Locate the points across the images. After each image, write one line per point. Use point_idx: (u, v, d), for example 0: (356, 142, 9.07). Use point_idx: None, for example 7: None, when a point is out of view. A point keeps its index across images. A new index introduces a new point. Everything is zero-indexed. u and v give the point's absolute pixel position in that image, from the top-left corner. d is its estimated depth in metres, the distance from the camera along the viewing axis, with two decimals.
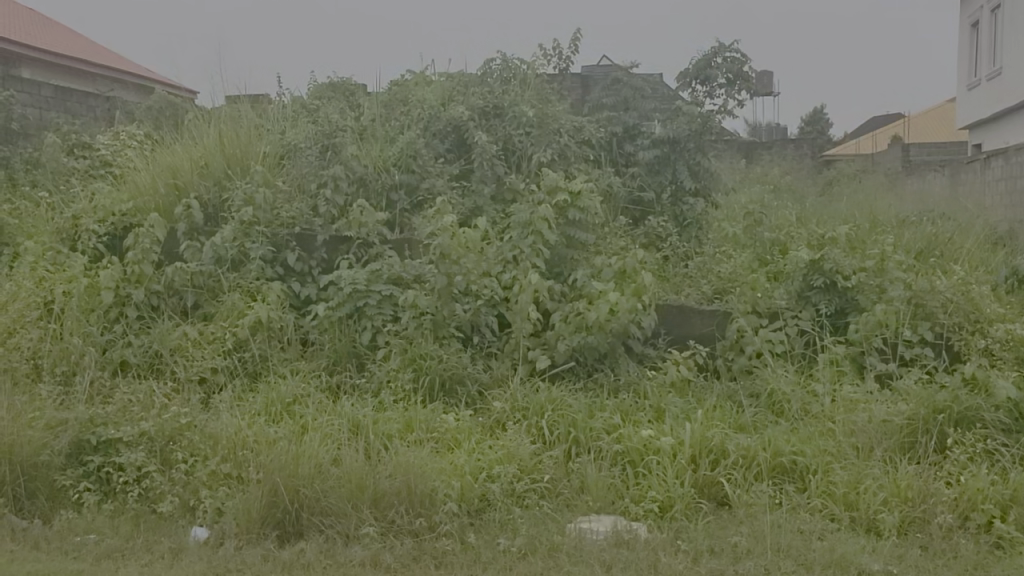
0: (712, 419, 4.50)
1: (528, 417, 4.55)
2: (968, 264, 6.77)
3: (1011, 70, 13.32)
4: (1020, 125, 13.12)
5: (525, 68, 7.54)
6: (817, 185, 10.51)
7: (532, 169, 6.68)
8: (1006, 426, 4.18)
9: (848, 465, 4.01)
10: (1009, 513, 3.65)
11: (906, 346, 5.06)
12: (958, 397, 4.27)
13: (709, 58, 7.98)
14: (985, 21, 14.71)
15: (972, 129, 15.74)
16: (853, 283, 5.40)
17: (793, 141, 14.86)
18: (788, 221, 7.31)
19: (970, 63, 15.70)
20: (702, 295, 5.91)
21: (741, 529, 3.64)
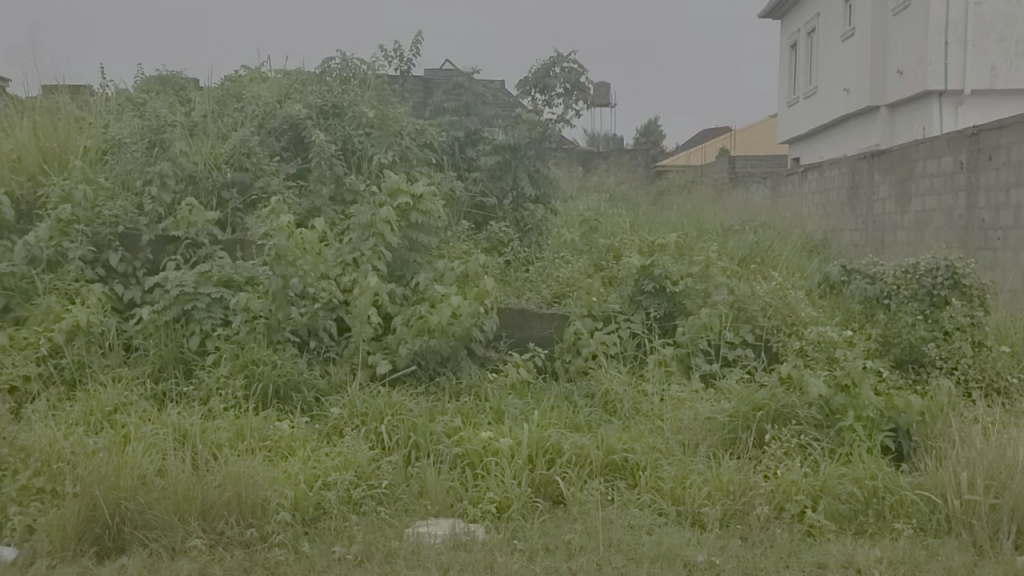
0: (549, 419, 4.59)
1: (366, 423, 4.49)
2: (786, 271, 7.23)
3: (825, 89, 14.29)
4: (837, 142, 14.11)
5: (365, 68, 7.47)
6: (649, 194, 10.94)
7: (372, 170, 6.58)
8: (818, 422, 4.45)
9: (675, 461, 4.18)
10: (819, 503, 3.89)
11: (728, 347, 5.34)
12: (775, 395, 4.52)
13: (547, 67, 8.15)
14: (802, 43, 15.72)
15: (792, 144, 16.76)
16: (679, 288, 5.64)
17: (629, 151, 15.41)
18: (622, 228, 7.58)
19: (788, 82, 16.74)
20: (542, 299, 6.02)
21: (575, 526, 3.73)
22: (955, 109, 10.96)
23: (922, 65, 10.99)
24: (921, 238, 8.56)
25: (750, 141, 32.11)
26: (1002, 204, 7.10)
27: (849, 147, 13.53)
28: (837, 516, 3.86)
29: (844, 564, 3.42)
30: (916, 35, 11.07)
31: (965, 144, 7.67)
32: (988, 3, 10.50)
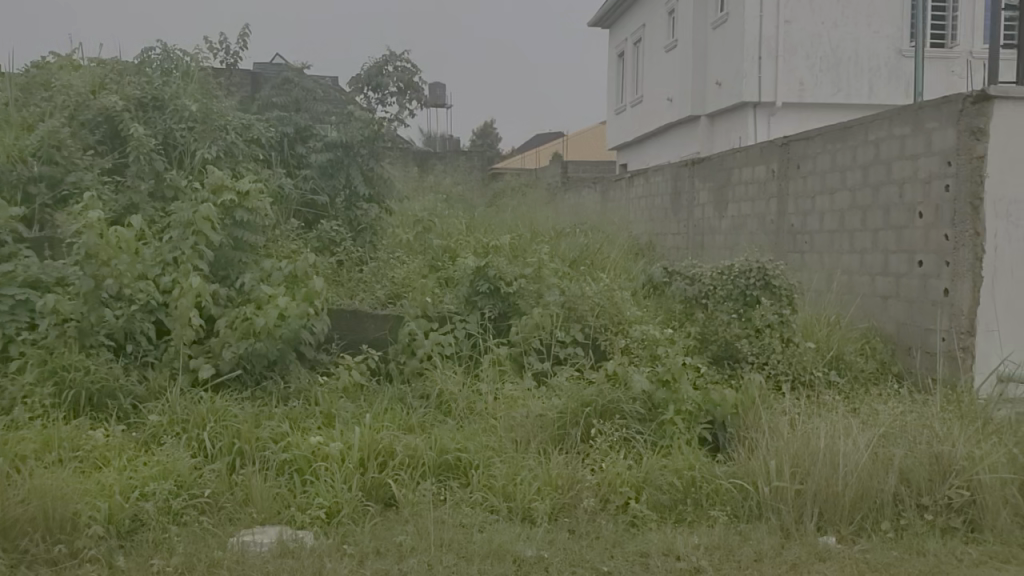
0: (382, 421, 4.54)
1: (188, 430, 4.32)
2: (615, 272, 7.48)
3: (650, 98, 14.88)
4: (661, 149, 14.73)
5: (188, 59, 7.15)
6: (484, 195, 11.06)
7: (195, 166, 6.31)
8: (641, 416, 4.62)
9: (507, 458, 4.25)
10: (642, 494, 4.05)
11: (560, 346, 5.47)
12: (602, 391, 4.67)
13: (380, 66, 8.09)
14: (629, 52, 16.30)
15: (620, 151, 17.35)
16: (513, 288, 5.74)
17: (464, 152, 15.54)
18: (457, 229, 7.63)
19: (616, 90, 17.32)
20: (377, 299, 5.96)
21: (406, 527, 3.72)
22: (768, 119, 11.67)
23: (738, 77, 11.62)
24: (737, 241, 9.06)
25: (582, 147, 33.11)
26: (808, 210, 7.63)
27: (673, 154, 14.16)
28: (659, 506, 4.03)
29: (665, 551, 3.57)
30: (733, 49, 11.70)
31: (776, 153, 8.19)
32: (795, 22, 11.33)
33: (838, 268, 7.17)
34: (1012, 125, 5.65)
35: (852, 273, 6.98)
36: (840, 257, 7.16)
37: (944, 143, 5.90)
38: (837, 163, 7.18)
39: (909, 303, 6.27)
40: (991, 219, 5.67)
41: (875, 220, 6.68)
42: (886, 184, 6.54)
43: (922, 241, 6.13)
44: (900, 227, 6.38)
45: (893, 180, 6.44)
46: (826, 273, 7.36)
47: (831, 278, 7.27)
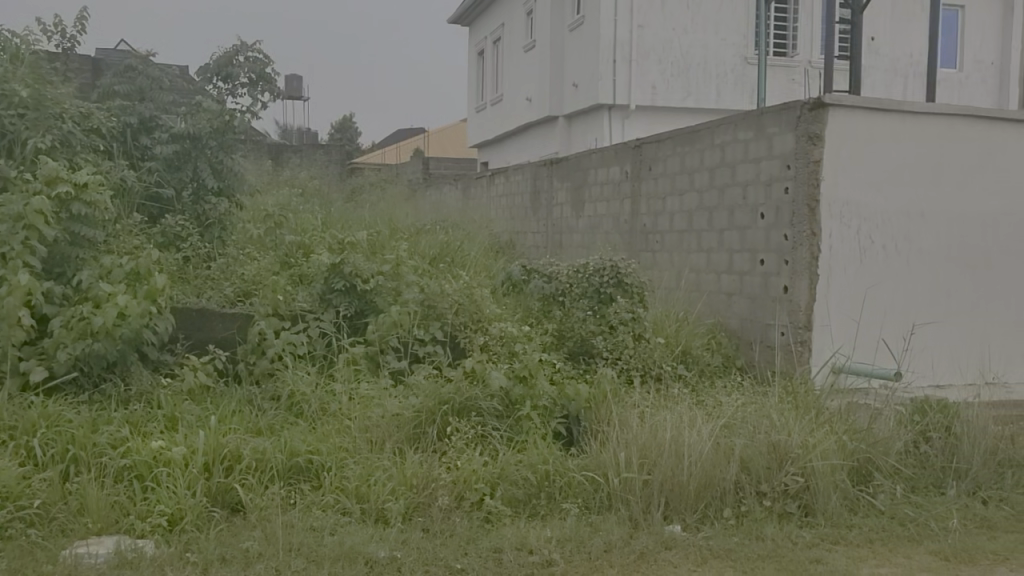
0: (230, 424, 4.38)
1: (16, 437, 4.04)
2: (472, 269, 7.50)
3: (510, 97, 15.01)
4: (521, 148, 14.89)
5: (18, 42, 6.72)
6: (342, 190, 10.88)
7: (27, 157, 5.91)
8: (498, 413, 4.63)
9: (361, 459, 4.18)
10: (497, 490, 4.06)
11: (419, 344, 5.41)
12: (459, 389, 4.66)
13: (230, 55, 7.82)
14: (489, 51, 16.38)
15: (480, 148, 17.42)
16: (370, 286, 5.66)
17: (321, 146, 15.25)
18: (311, 225, 7.47)
19: (476, 88, 17.38)
20: (226, 297, 5.75)
21: (254, 533, 3.60)
22: (622, 122, 11.94)
23: (593, 79, 11.85)
24: (593, 240, 9.25)
25: (442, 146, 33.07)
26: (659, 210, 7.88)
27: (532, 153, 14.34)
28: (513, 501, 4.05)
29: (519, 546, 3.60)
30: (588, 51, 11.95)
31: (629, 155, 8.41)
32: (648, 27, 11.71)
33: (687, 267, 7.44)
34: (844, 133, 6.02)
35: (700, 271, 7.25)
36: (689, 256, 7.42)
37: (784, 148, 6.21)
38: (687, 166, 7.44)
39: (752, 300, 6.56)
40: (825, 220, 6.02)
41: (721, 220, 6.96)
42: (731, 186, 6.82)
43: (764, 240, 6.43)
44: (743, 227, 6.68)
45: (738, 182, 6.73)
46: (675, 272, 7.62)
47: (681, 276, 7.53)
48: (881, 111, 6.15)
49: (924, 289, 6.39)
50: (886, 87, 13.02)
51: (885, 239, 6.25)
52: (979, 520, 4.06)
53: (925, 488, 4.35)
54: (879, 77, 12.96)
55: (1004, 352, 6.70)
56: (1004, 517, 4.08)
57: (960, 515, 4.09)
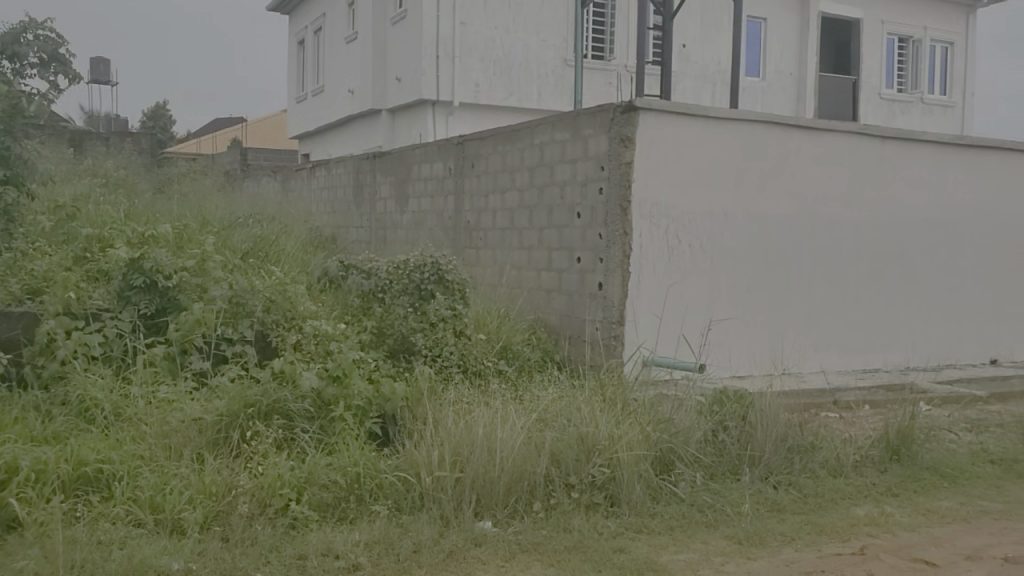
0: (10, 433, 4.03)
1: None
2: (288, 264, 7.27)
3: (331, 89, 14.69)
4: (343, 140, 14.61)
5: None
6: (150, 180, 10.32)
7: None
8: (309, 415, 4.50)
9: (158, 468, 3.94)
10: (303, 495, 3.94)
11: (227, 344, 5.18)
12: (267, 391, 4.50)
13: (18, 33, 7.26)
14: (309, 41, 15.97)
15: (301, 140, 16.98)
16: (173, 282, 5.38)
17: (128, 133, 14.40)
18: (111, 218, 7.03)
19: (296, 78, 16.91)
20: (11, 294, 5.28)
21: (32, 551, 3.32)
22: (446, 118, 11.94)
23: (415, 75, 11.78)
24: (417, 235, 9.19)
25: (263, 138, 32.02)
26: (481, 207, 7.92)
27: (355, 146, 14.10)
28: (321, 505, 3.94)
29: (324, 552, 3.50)
30: (411, 46, 11.88)
31: (452, 151, 8.40)
32: (470, 25, 11.76)
33: (508, 263, 7.52)
34: (653, 136, 6.25)
35: (520, 267, 7.34)
36: (509, 253, 7.50)
37: (598, 149, 6.37)
38: (507, 164, 7.50)
39: (568, 296, 6.70)
40: (636, 220, 6.23)
41: (540, 218, 7.07)
42: (549, 185, 6.93)
43: (580, 239, 6.58)
44: (561, 225, 6.81)
45: (555, 181, 6.85)
46: (497, 268, 7.68)
47: (502, 272, 7.60)
48: (688, 116, 6.42)
49: (726, 285, 6.75)
50: (696, 92, 13.65)
51: (691, 239, 6.55)
52: (769, 503, 4.31)
53: (722, 476, 4.57)
54: (690, 83, 13.56)
55: (798, 344, 7.17)
56: (792, 500, 4.35)
57: (752, 499, 4.33)
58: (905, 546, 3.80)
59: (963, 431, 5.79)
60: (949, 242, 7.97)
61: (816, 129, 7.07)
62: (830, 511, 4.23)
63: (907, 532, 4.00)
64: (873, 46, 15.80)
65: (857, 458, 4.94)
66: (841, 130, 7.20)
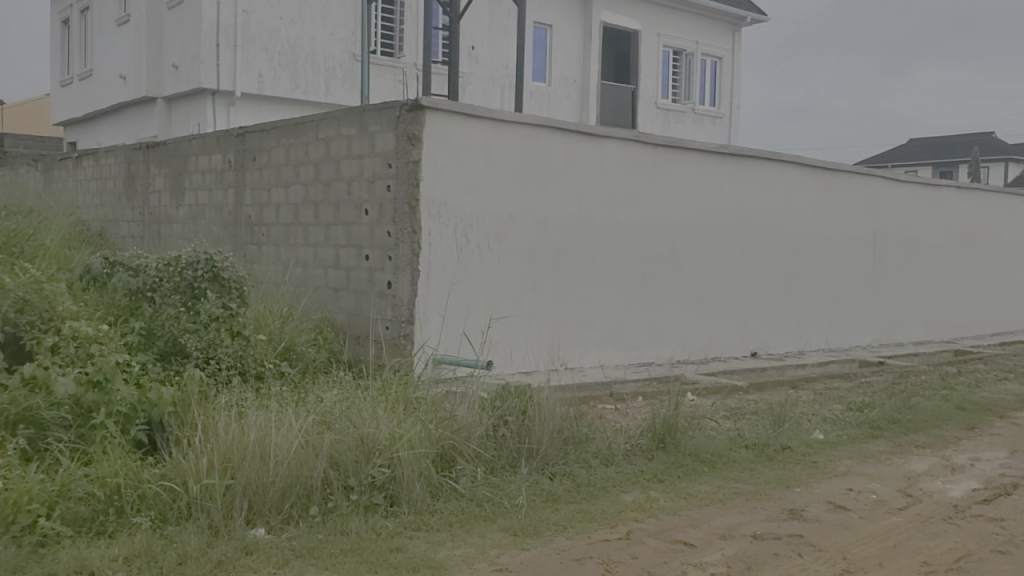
0: None
1: None
2: (47, 261, 6.72)
3: (101, 73, 13.74)
4: (114, 129, 13.71)
5: None
6: None
7: None
8: (66, 423, 4.18)
9: None
10: (55, 510, 3.65)
11: None
12: (15, 399, 4.15)
13: None
14: (75, 21, 14.85)
15: (67, 127, 15.76)
16: None
17: None
18: None
19: (60, 60, 15.67)
20: None
21: None
22: (227, 109, 11.47)
23: (194, 63, 11.25)
24: (194, 230, 8.76)
25: (25, 124, 29.48)
26: (264, 202, 7.66)
27: (128, 135, 13.27)
28: (76, 520, 3.67)
29: (77, 570, 3.27)
30: (189, 32, 11.32)
31: (232, 144, 8.07)
32: (254, 13, 11.37)
33: (292, 261, 7.31)
34: (440, 135, 6.28)
35: (305, 265, 7.17)
36: (294, 250, 7.30)
37: (385, 147, 6.33)
38: (291, 159, 7.30)
39: (355, 295, 6.61)
40: (424, 219, 6.24)
41: (326, 214, 6.93)
42: (335, 181, 6.81)
43: (367, 236, 6.50)
44: (347, 223, 6.71)
45: (341, 177, 6.74)
46: (280, 265, 7.46)
47: (286, 270, 7.39)
48: (474, 116, 6.50)
49: (510, 284, 6.90)
50: (485, 94, 13.88)
51: (478, 238, 6.65)
52: (545, 494, 4.44)
53: (502, 469, 4.66)
54: (479, 85, 13.75)
55: (578, 340, 7.45)
56: (566, 490, 4.51)
57: (529, 491, 4.45)
58: (667, 529, 4.03)
59: (723, 419, 6.23)
60: (714, 244, 8.54)
61: (595, 135, 7.37)
62: (601, 499, 4.43)
63: (669, 515, 4.25)
64: (651, 57, 16.62)
65: (627, 448, 5.20)
66: (618, 136, 7.55)
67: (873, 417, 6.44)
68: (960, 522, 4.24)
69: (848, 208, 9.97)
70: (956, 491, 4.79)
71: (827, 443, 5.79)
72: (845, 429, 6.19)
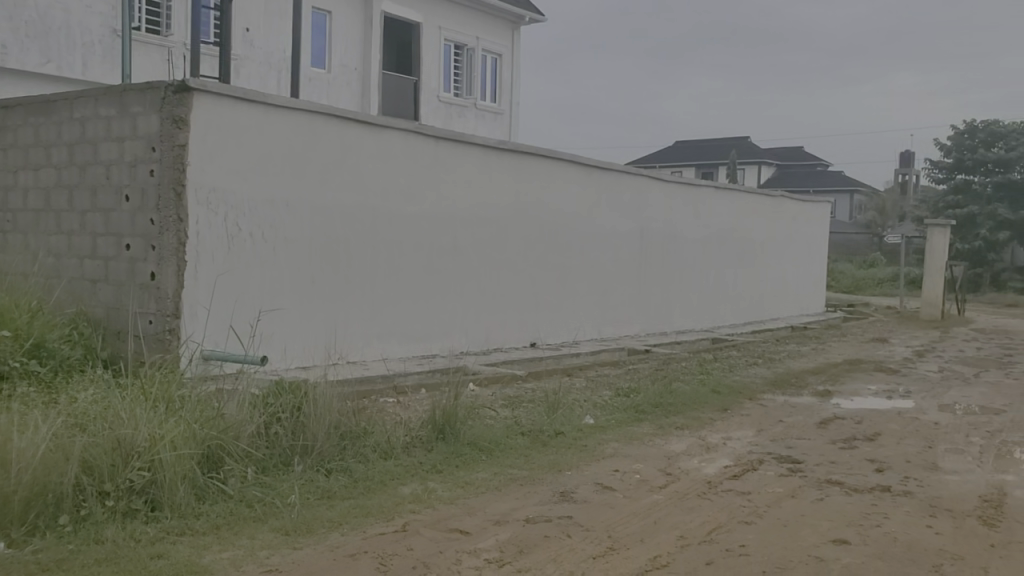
0: None
1: None
2: None
3: None
4: None
5: None
6: None
7: None
8: None
9: None
10: None
11: None
12: None
13: None
14: None
15: None
16: None
17: None
18: None
19: None
20: None
21: None
22: None
23: None
24: None
25: None
26: (9, 186, 6.98)
27: None
28: None
29: None
30: None
31: None
32: None
33: (42, 249, 6.71)
34: (208, 118, 5.98)
35: (58, 254, 6.60)
36: (45, 238, 6.71)
37: (147, 128, 5.94)
38: (41, 139, 6.70)
39: (115, 287, 6.17)
40: (191, 206, 5.93)
41: (81, 200, 6.41)
42: (92, 164, 6.31)
43: (128, 224, 6.07)
44: (106, 209, 6.23)
45: (98, 161, 6.26)
46: (29, 255, 6.83)
47: (35, 260, 6.78)
48: (246, 101, 6.23)
49: (285, 276, 6.71)
50: (261, 79, 13.40)
51: (251, 227, 6.41)
52: (319, 491, 4.34)
53: (274, 468, 4.51)
54: (254, 69, 13.24)
55: (359, 333, 7.36)
56: (341, 486, 4.43)
57: (303, 489, 4.33)
58: (442, 519, 4.05)
59: (501, 408, 6.37)
60: (494, 237, 8.70)
61: (375, 125, 7.27)
62: (377, 493, 4.39)
63: (445, 505, 4.27)
64: (432, 49, 16.69)
65: (406, 440, 5.18)
66: (398, 127, 7.49)
67: (639, 402, 6.80)
68: (713, 497, 4.56)
69: (619, 204, 10.46)
70: (711, 468, 5.16)
71: (597, 428, 6.05)
72: (613, 414, 6.50)
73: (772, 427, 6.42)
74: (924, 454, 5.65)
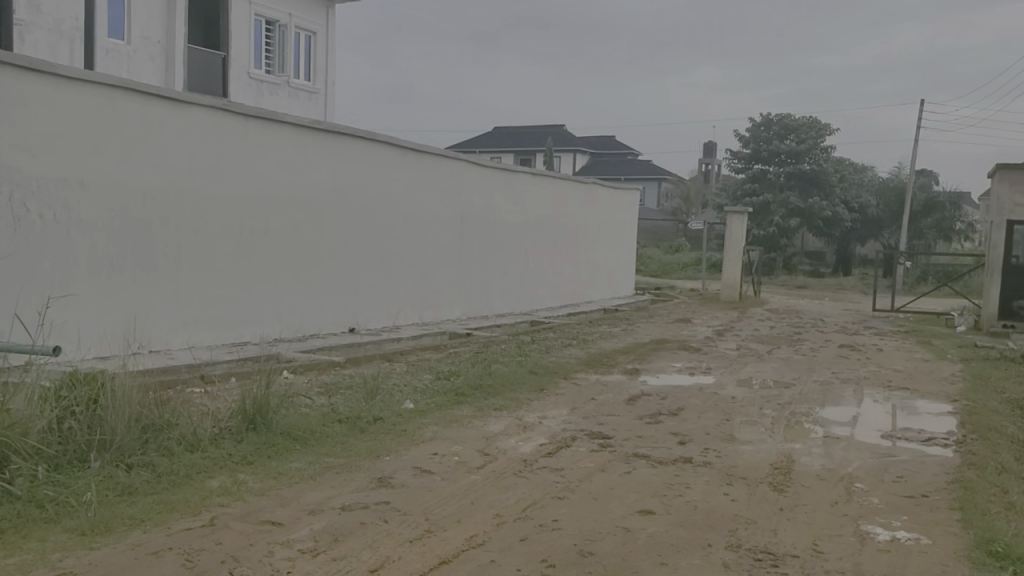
0: None
1: None
2: None
3: None
4: None
5: None
6: None
7: None
8: None
9: None
10: None
11: None
12: None
13: None
14: None
15: None
16: None
17: None
18: None
19: None
20: None
21: None
22: None
23: None
24: None
25: None
26: None
27: None
28: None
29: None
30: None
31: None
32: None
33: None
34: None
35: None
36: None
37: None
38: None
39: None
40: None
41: None
42: None
43: None
44: None
45: None
46: None
47: None
48: (33, 71, 5.77)
49: (81, 260, 6.29)
50: (51, 47, 12.40)
51: (40, 208, 5.96)
52: (118, 488, 4.10)
53: (67, 465, 4.21)
54: (42, 36, 12.23)
55: (164, 320, 7.01)
56: (144, 482, 4.20)
57: (100, 486, 4.07)
58: (254, 511, 3.93)
59: (317, 395, 6.23)
60: (309, 220, 8.48)
61: (179, 100, 6.90)
62: (183, 488, 4.20)
63: (256, 496, 4.15)
64: (242, 24, 16.01)
65: (215, 431, 4.97)
66: (204, 104, 7.14)
67: (457, 385, 6.84)
68: (528, 476, 4.67)
69: (437, 188, 10.44)
70: (526, 448, 5.27)
71: (416, 412, 6.04)
72: (432, 397, 6.51)
73: (585, 405, 6.64)
74: (722, 427, 6.02)
